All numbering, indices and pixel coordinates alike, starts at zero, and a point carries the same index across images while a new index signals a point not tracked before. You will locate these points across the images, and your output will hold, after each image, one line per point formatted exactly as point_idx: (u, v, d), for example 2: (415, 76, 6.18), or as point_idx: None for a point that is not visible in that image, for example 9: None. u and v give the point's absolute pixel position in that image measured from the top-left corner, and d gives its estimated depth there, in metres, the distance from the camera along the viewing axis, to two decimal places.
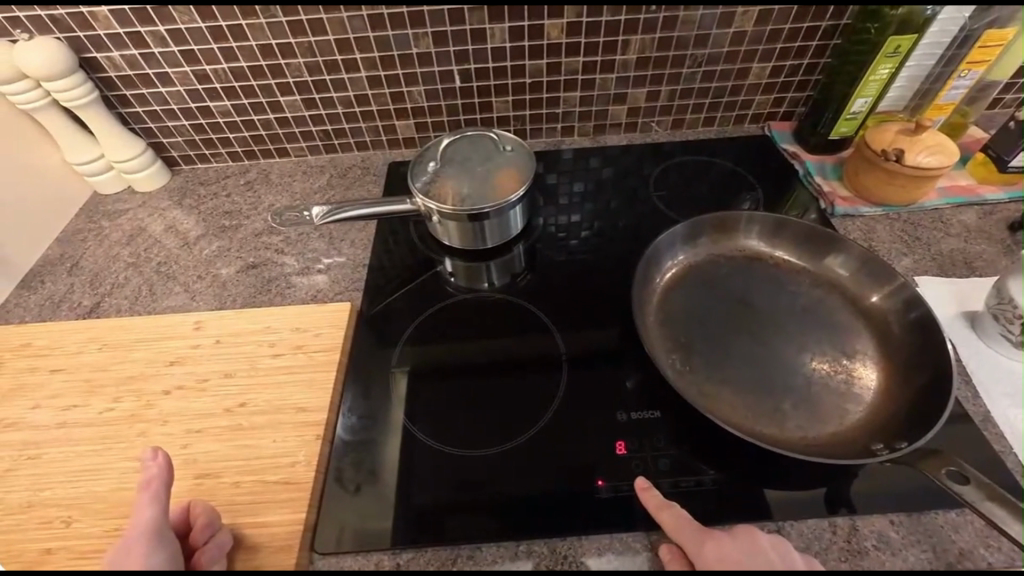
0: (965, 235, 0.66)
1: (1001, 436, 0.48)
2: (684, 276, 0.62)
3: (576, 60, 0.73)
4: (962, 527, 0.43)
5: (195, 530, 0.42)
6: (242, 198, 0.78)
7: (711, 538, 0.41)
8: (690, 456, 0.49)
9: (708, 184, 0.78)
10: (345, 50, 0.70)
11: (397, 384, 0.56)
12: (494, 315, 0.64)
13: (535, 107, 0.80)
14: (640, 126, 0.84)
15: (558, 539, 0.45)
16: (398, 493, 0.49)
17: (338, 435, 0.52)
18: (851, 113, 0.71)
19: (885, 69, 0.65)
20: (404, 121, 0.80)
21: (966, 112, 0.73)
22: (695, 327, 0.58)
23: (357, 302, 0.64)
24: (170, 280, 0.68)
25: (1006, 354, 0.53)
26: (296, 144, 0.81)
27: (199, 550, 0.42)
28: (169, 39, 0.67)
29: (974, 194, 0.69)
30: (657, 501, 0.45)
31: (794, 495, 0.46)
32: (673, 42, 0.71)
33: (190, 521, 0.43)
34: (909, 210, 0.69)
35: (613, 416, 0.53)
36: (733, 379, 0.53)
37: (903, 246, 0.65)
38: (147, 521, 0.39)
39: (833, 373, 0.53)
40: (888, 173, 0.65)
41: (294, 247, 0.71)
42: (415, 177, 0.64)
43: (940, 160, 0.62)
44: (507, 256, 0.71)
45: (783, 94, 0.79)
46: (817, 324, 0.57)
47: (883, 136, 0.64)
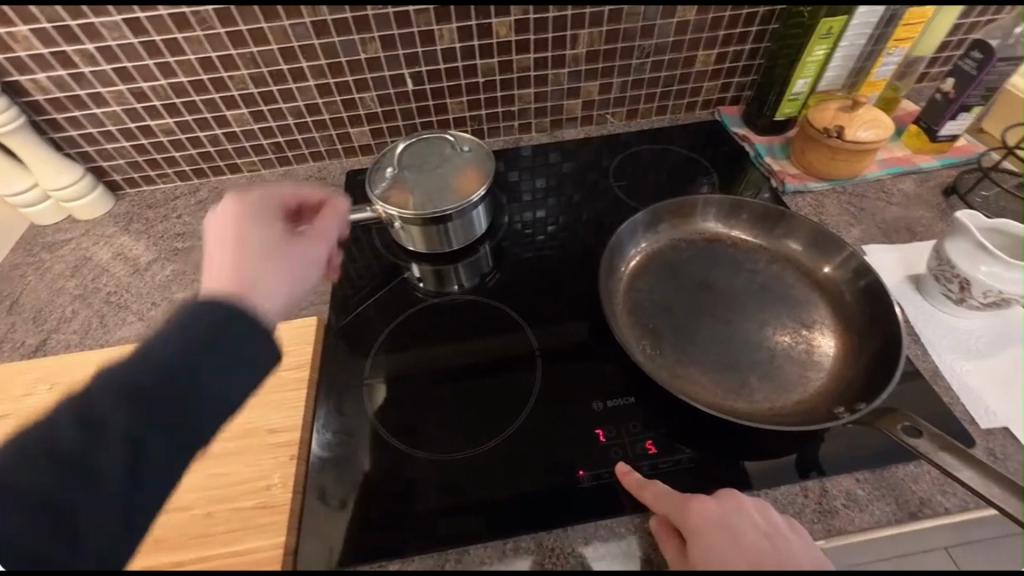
0: (906, 203, 0.70)
1: (949, 389, 0.51)
2: (648, 263, 0.64)
3: (526, 57, 0.73)
4: (920, 478, 0.46)
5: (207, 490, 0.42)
6: (194, 218, 0.75)
7: (695, 502, 0.42)
8: (666, 437, 0.50)
9: (666, 171, 0.80)
10: (291, 59, 0.68)
11: (376, 394, 0.56)
12: (466, 317, 0.64)
13: (490, 106, 0.80)
14: (596, 118, 0.85)
15: (544, 533, 0.46)
16: (383, 503, 0.48)
17: (313, 452, 0.51)
18: (794, 93, 0.74)
19: (820, 51, 0.68)
20: (358, 128, 0.78)
21: (897, 87, 0.77)
22: (662, 312, 0.59)
23: (324, 315, 0.63)
24: (123, 309, 0.65)
25: (948, 311, 0.56)
26: (248, 159, 0.79)
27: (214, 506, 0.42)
28: (98, 57, 0.64)
29: (910, 163, 0.73)
30: (637, 480, 0.46)
31: (770, 464, 0.48)
32: (621, 34, 0.72)
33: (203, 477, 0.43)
34: (853, 183, 0.72)
35: (589, 406, 0.53)
36: (701, 358, 0.54)
37: (851, 217, 0.69)
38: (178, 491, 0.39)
39: (794, 344, 0.55)
40: (831, 149, 0.68)
41: None
42: (373, 184, 0.63)
43: (877, 134, 0.65)
44: (474, 256, 0.71)
45: (729, 79, 0.82)
46: (776, 299, 0.59)
47: (824, 115, 0.67)
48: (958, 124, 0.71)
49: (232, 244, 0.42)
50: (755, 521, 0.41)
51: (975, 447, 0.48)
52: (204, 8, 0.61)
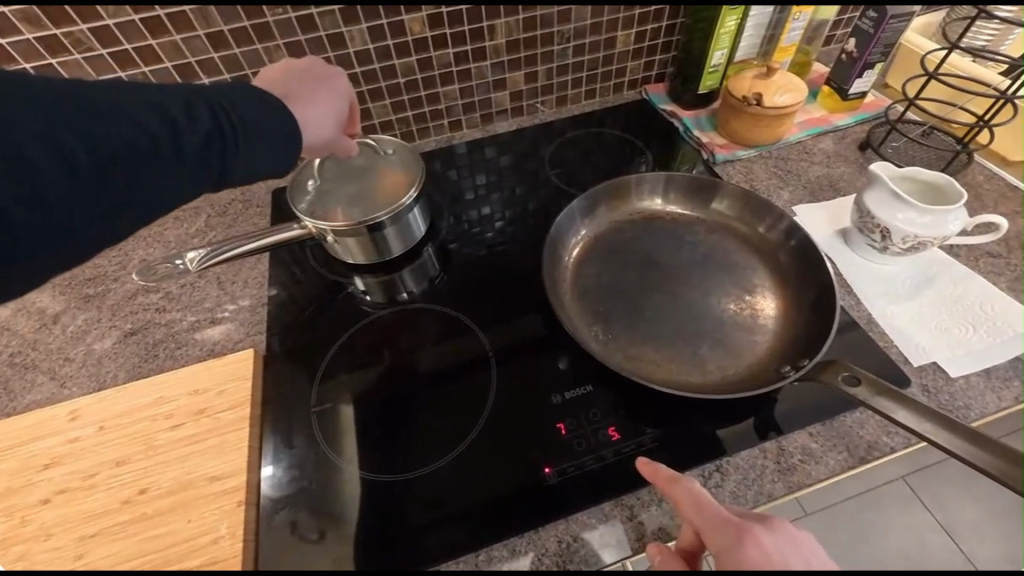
0: (827, 160, 0.73)
1: (884, 333, 0.54)
2: (591, 248, 0.63)
3: (445, 52, 0.71)
4: (865, 422, 0.48)
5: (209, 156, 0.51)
6: (104, 259, 0.69)
7: (750, 536, 0.37)
8: (627, 420, 0.50)
9: (602, 154, 0.80)
10: (187, 75, 0.64)
11: (341, 415, 0.53)
12: (414, 326, 0.61)
13: (416, 106, 0.77)
14: (527, 108, 0.84)
15: (517, 538, 0.45)
16: (360, 531, 0.46)
17: (264, 493, 0.47)
18: (712, 66, 0.76)
19: (732, 21, 0.70)
20: None
21: (808, 51, 0.80)
22: (611, 296, 0.59)
23: (263, 346, 0.59)
24: (31, 370, 0.58)
25: (875, 260, 0.59)
26: None
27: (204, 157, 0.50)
28: None
29: (827, 123, 0.76)
30: (666, 476, 0.42)
31: (727, 431, 0.48)
32: (538, 20, 0.71)
33: None
34: (777, 147, 0.75)
35: (549, 400, 0.53)
36: (653, 336, 0.55)
37: (779, 180, 0.71)
38: None
39: (740, 310, 0.57)
40: (753, 117, 0.70)
41: (178, 302, 0.64)
42: (298, 199, 0.59)
43: (793, 97, 0.68)
44: (418, 262, 0.69)
45: (651, 57, 0.82)
46: (718, 268, 0.60)
47: (742, 84, 0.69)
48: (864, 82, 0.74)
49: (206, 124, 0.44)
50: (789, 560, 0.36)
51: (910, 385, 0.50)
52: (79, 28, 0.57)
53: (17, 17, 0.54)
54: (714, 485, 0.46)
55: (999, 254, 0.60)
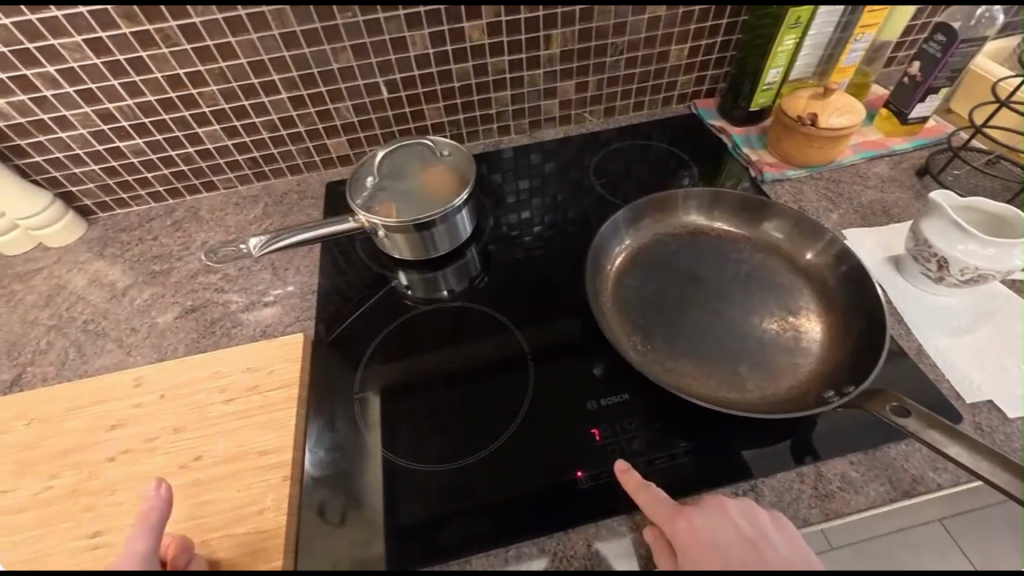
0: (881, 185, 0.71)
1: (935, 366, 0.52)
2: (633, 259, 0.64)
3: (501, 59, 0.73)
4: (911, 456, 0.47)
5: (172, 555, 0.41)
6: (170, 239, 0.74)
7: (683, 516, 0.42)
8: (661, 432, 0.50)
9: (648, 167, 0.81)
10: (261, 72, 0.67)
11: (377, 403, 0.55)
12: (454, 324, 0.63)
13: (468, 110, 0.79)
14: (574, 118, 0.85)
15: (546, 538, 0.45)
16: (395, 514, 0.47)
17: (306, 472, 0.50)
18: (766, 84, 0.75)
19: (790, 40, 0.69)
20: (335, 139, 0.77)
21: (868, 72, 0.79)
22: (651, 307, 0.59)
23: (312, 331, 0.62)
24: (101, 337, 0.63)
25: (929, 289, 0.57)
26: (224, 176, 0.77)
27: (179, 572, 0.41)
28: (61, 80, 0.62)
29: (884, 147, 0.74)
30: (636, 481, 0.45)
31: (764, 452, 0.48)
32: (594, 32, 0.73)
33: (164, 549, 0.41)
34: (829, 169, 0.74)
35: (583, 406, 0.53)
36: (690, 351, 0.55)
37: (829, 202, 0.70)
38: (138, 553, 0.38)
39: (782, 331, 0.56)
40: (807, 137, 0.69)
41: (235, 284, 0.67)
42: (354, 194, 0.62)
43: (850, 119, 0.66)
44: (460, 261, 0.70)
45: (703, 72, 0.82)
46: (762, 287, 0.60)
47: (797, 103, 0.68)
48: (926, 107, 0.72)
49: None
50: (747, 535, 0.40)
51: (961, 422, 0.48)
52: (168, 25, 0.60)
53: (117, 13, 0.58)
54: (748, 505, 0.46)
55: None
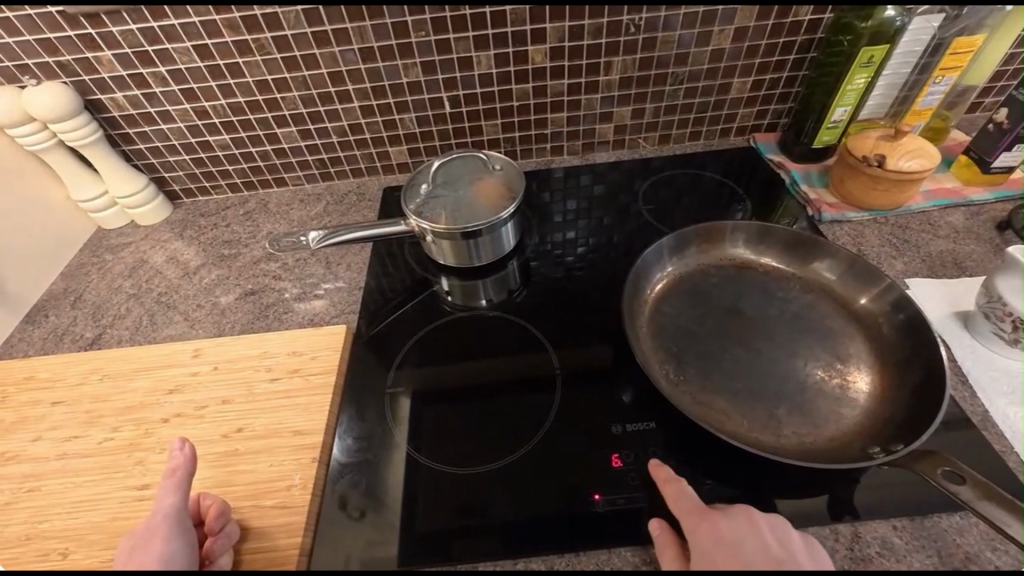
0: (954, 236, 0.67)
1: (1001, 436, 0.48)
2: (674, 287, 0.63)
3: (560, 82, 0.76)
4: (966, 530, 0.42)
5: (209, 518, 0.43)
6: (240, 227, 0.80)
7: (670, 484, 0.44)
8: (686, 466, 0.49)
9: (699, 197, 0.80)
10: (337, 82, 0.73)
11: (408, 405, 0.56)
12: (488, 333, 0.64)
13: (523, 129, 0.82)
14: (628, 143, 0.86)
15: (555, 556, 0.45)
16: (411, 513, 0.48)
17: (334, 456, 0.52)
18: (833, 121, 0.73)
19: (861, 79, 0.67)
20: (397, 147, 0.82)
21: (947, 116, 0.75)
22: (688, 338, 0.58)
23: (354, 324, 0.65)
24: (170, 310, 0.69)
25: (1000, 351, 0.53)
26: (294, 173, 0.84)
27: (212, 536, 0.43)
28: (169, 79, 0.70)
29: (960, 196, 0.70)
30: (665, 476, 0.45)
31: (795, 503, 0.45)
32: (654, 61, 0.74)
33: (202, 512, 0.45)
34: (896, 214, 0.70)
35: (607, 429, 0.52)
36: (725, 386, 0.53)
37: (893, 248, 0.66)
38: (168, 511, 0.40)
39: (828, 378, 0.53)
40: (871, 178, 0.66)
41: (291, 273, 0.72)
42: (409, 199, 0.65)
43: (922, 163, 0.63)
44: (502, 272, 0.72)
45: (766, 106, 0.81)
46: (808, 330, 0.57)
47: (863, 143, 0.66)
48: (1013, 157, 0.67)
49: None
50: (765, 543, 0.39)
51: None
52: (264, 36, 0.67)
53: (222, 24, 0.65)
54: None
55: None
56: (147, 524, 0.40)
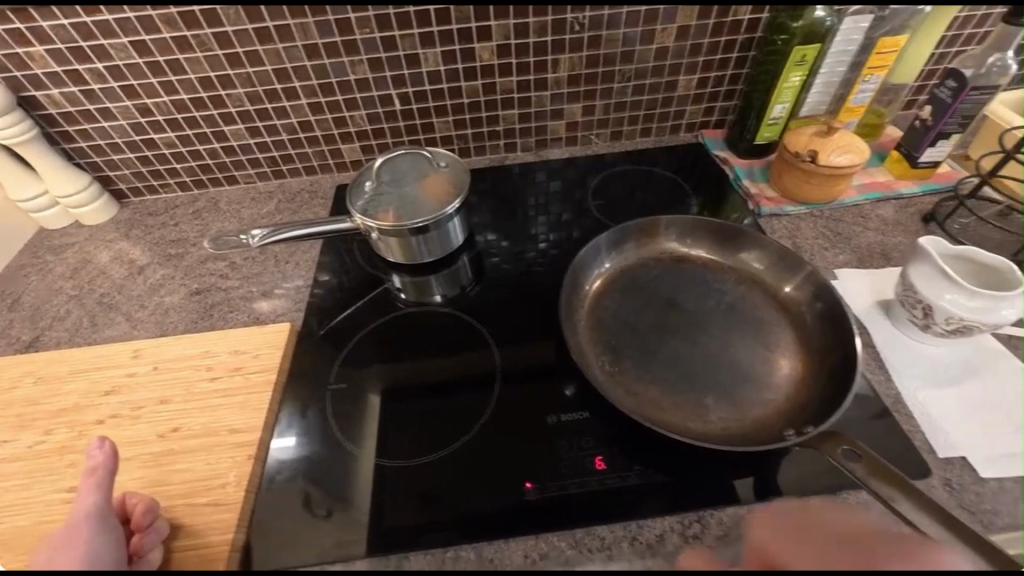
0: (883, 228, 0.69)
1: (911, 417, 0.50)
2: (615, 282, 0.65)
3: (509, 80, 0.76)
4: (871, 506, 0.45)
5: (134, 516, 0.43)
6: (189, 226, 0.79)
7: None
8: (616, 454, 0.50)
9: (648, 192, 0.82)
10: (283, 78, 0.72)
11: (370, 404, 0.56)
12: (435, 329, 0.65)
13: (476, 126, 0.82)
14: (580, 140, 0.87)
15: (485, 544, 0.45)
16: (346, 507, 0.48)
17: (272, 454, 0.52)
18: (772, 118, 0.75)
19: (796, 77, 0.69)
20: (349, 145, 0.82)
21: (881, 113, 0.78)
22: (626, 331, 0.59)
23: (300, 323, 0.65)
24: (112, 310, 0.68)
25: (916, 338, 0.55)
26: (245, 171, 0.83)
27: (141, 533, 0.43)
28: (107, 75, 0.69)
29: (891, 189, 0.73)
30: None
31: (717, 486, 0.47)
32: (600, 59, 0.75)
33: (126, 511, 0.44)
34: (830, 207, 0.72)
35: (543, 419, 0.53)
36: (656, 376, 0.55)
37: (825, 241, 0.69)
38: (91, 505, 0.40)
39: (755, 366, 0.55)
40: (805, 173, 0.68)
41: (238, 272, 0.72)
42: (354, 198, 0.66)
43: (851, 158, 0.66)
44: (452, 268, 0.73)
45: (713, 103, 0.83)
46: (739, 320, 0.59)
47: (799, 139, 0.68)
48: (938, 152, 0.71)
49: None
50: None
51: (931, 478, 0.46)
52: (204, 32, 0.66)
53: (159, 19, 0.64)
54: (693, 536, 0.44)
55: None
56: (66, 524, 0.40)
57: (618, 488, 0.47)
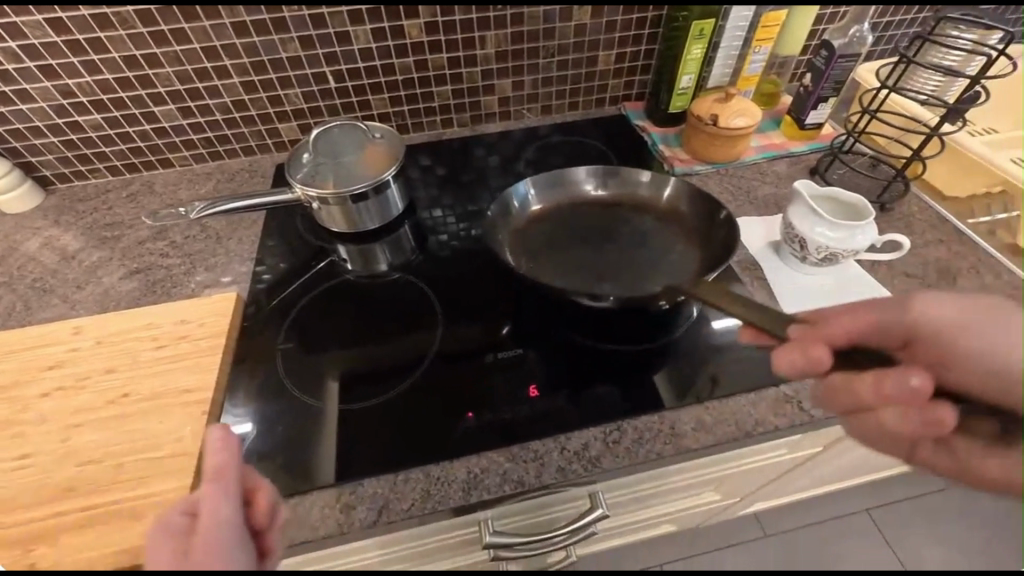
0: (777, 182, 0.79)
1: None
2: (544, 223, 0.71)
3: (440, 56, 0.80)
4: (758, 404, 0.53)
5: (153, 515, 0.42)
6: (124, 210, 0.78)
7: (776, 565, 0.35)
8: (548, 380, 0.56)
9: (577, 160, 0.88)
10: (213, 57, 0.73)
11: (320, 358, 0.60)
12: (381, 290, 0.69)
13: (412, 102, 0.86)
14: (513, 114, 0.93)
15: (432, 466, 0.50)
16: (301, 448, 0.52)
17: (226, 409, 0.54)
18: (681, 88, 0.83)
19: (697, 49, 0.78)
20: (286, 123, 0.83)
21: (775, 83, 0.88)
22: (553, 263, 0.66)
23: (247, 293, 0.67)
24: (47, 294, 0.67)
25: (798, 270, 0.65)
26: (179, 153, 0.83)
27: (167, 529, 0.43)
28: (21, 55, 0.67)
29: (783, 149, 0.83)
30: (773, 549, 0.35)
31: (634, 398, 0.54)
32: (524, 35, 0.80)
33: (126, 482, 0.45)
34: (733, 166, 0.82)
35: (483, 358, 0.59)
36: (581, 309, 0.61)
37: (729, 195, 0.78)
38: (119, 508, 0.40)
39: (668, 291, 0.62)
40: (709, 135, 0.77)
41: (180, 250, 0.72)
42: (294, 170, 0.68)
43: (746, 121, 0.75)
44: (395, 235, 0.77)
45: (632, 77, 0.91)
46: (653, 250, 0.67)
47: (703, 105, 0.77)
48: (819, 115, 0.81)
49: None
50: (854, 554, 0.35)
51: None
52: (125, 9, 0.66)
53: None
54: (613, 441, 0.51)
55: (915, 275, 0.65)
56: (221, 481, 0.38)
57: (548, 408, 0.53)
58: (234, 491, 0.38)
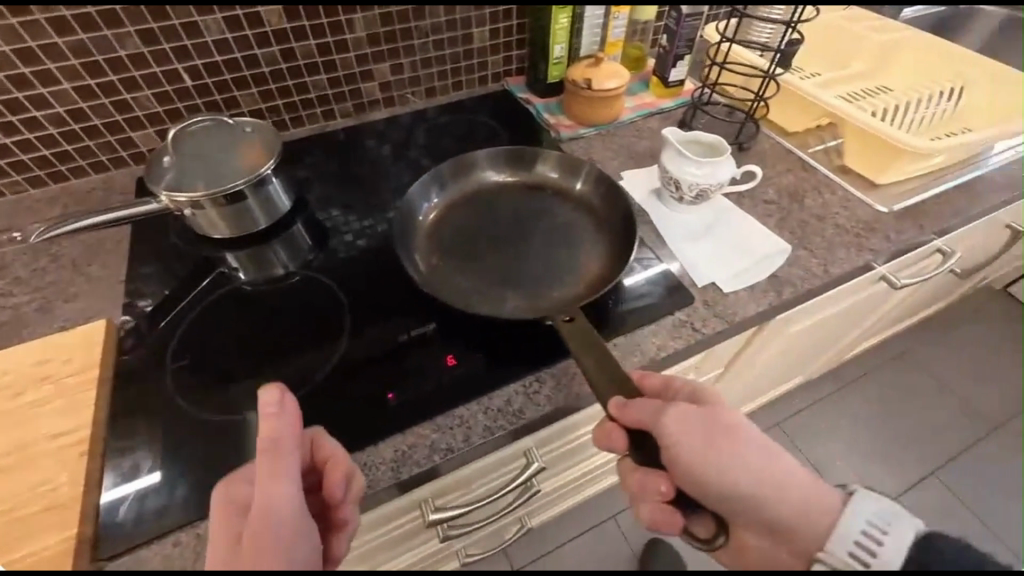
0: (653, 137, 0.86)
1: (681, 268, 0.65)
2: (443, 216, 0.70)
3: (307, 43, 0.77)
4: (659, 334, 0.58)
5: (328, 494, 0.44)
6: None
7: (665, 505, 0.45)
8: (463, 348, 0.56)
9: (468, 138, 0.89)
10: (31, 61, 0.63)
11: (213, 371, 0.54)
12: (276, 290, 0.64)
13: (285, 95, 0.81)
14: (397, 99, 0.91)
15: (356, 452, 0.49)
16: (205, 466, 0.47)
17: (111, 445, 0.49)
18: (556, 58, 0.87)
19: (563, 19, 0.82)
20: (141, 131, 0.75)
21: (639, 48, 0.95)
22: (458, 252, 0.65)
23: (120, 319, 0.60)
24: None
25: (679, 211, 0.71)
26: (9, 178, 0.72)
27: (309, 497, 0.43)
28: None
29: (654, 106, 0.90)
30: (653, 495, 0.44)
31: (547, 349, 0.56)
32: (394, 16, 0.79)
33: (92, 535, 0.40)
34: (614, 126, 0.87)
35: (395, 338, 0.57)
36: (479, 277, 0.62)
37: (613, 153, 0.82)
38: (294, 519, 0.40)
39: (568, 251, 0.65)
40: (587, 98, 0.82)
41: (28, 284, 0.63)
42: (155, 177, 0.62)
43: (617, 82, 0.80)
44: (287, 234, 0.72)
45: (510, 53, 0.93)
46: (549, 225, 0.69)
47: (577, 71, 0.81)
48: (679, 72, 0.89)
49: None
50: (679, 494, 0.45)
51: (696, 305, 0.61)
52: None
53: None
54: (533, 392, 0.53)
55: (773, 202, 0.74)
56: (279, 455, 0.40)
57: (466, 374, 0.54)
58: (293, 484, 0.40)
